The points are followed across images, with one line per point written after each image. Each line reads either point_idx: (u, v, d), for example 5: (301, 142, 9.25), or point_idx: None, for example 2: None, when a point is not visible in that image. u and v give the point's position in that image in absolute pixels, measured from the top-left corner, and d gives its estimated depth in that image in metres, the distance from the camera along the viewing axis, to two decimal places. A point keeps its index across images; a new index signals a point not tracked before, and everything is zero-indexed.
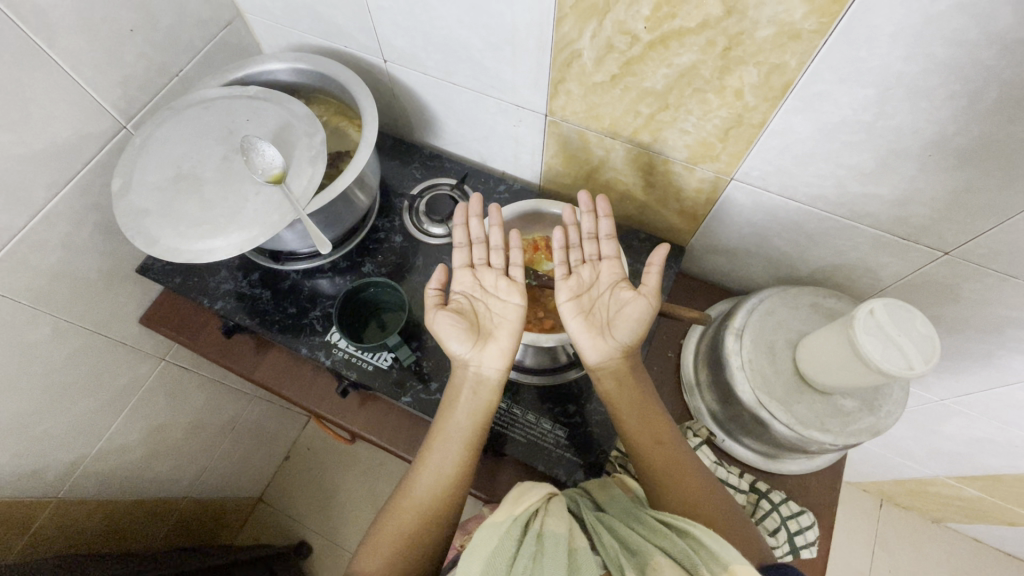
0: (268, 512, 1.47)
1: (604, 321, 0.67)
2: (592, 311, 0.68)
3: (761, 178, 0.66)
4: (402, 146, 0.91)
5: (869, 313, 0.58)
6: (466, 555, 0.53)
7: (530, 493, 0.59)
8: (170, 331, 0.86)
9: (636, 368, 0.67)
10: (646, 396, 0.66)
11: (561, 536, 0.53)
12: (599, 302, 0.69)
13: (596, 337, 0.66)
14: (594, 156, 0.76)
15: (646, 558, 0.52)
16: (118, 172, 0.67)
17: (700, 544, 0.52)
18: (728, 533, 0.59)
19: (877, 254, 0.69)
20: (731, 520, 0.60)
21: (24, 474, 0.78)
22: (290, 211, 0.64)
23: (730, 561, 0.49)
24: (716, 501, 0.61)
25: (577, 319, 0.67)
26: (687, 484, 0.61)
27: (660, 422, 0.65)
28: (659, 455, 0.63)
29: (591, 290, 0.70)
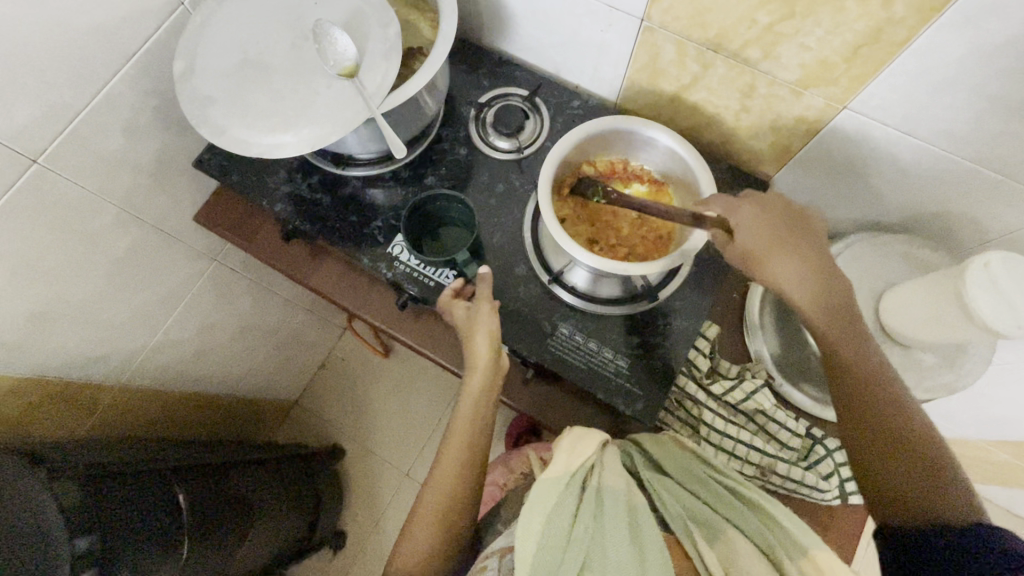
0: (304, 415, 1.54)
1: (799, 243, 0.58)
2: (783, 229, 0.58)
3: (881, 108, 0.59)
4: (470, 49, 0.84)
5: (984, 267, 0.55)
6: (527, 510, 0.54)
7: (583, 443, 0.59)
8: (223, 231, 0.84)
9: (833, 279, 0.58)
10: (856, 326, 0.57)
11: (620, 493, 0.55)
12: (800, 226, 0.59)
13: (776, 260, 0.57)
14: (688, 73, 0.69)
15: (716, 527, 0.54)
16: (181, 52, 0.62)
17: (776, 522, 0.53)
18: (900, 490, 0.51)
19: (991, 203, 0.63)
20: (928, 476, 0.50)
21: (87, 357, 0.80)
22: (363, 110, 0.60)
23: (811, 546, 0.50)
24: (909, 446, 0.52)
25: (740, 242, 0.58)
26: (876, 417, 0.53)
27: (869, 356, 0.55)
28: (856, 378, 0.55)
29: (784, 208, 0.60)
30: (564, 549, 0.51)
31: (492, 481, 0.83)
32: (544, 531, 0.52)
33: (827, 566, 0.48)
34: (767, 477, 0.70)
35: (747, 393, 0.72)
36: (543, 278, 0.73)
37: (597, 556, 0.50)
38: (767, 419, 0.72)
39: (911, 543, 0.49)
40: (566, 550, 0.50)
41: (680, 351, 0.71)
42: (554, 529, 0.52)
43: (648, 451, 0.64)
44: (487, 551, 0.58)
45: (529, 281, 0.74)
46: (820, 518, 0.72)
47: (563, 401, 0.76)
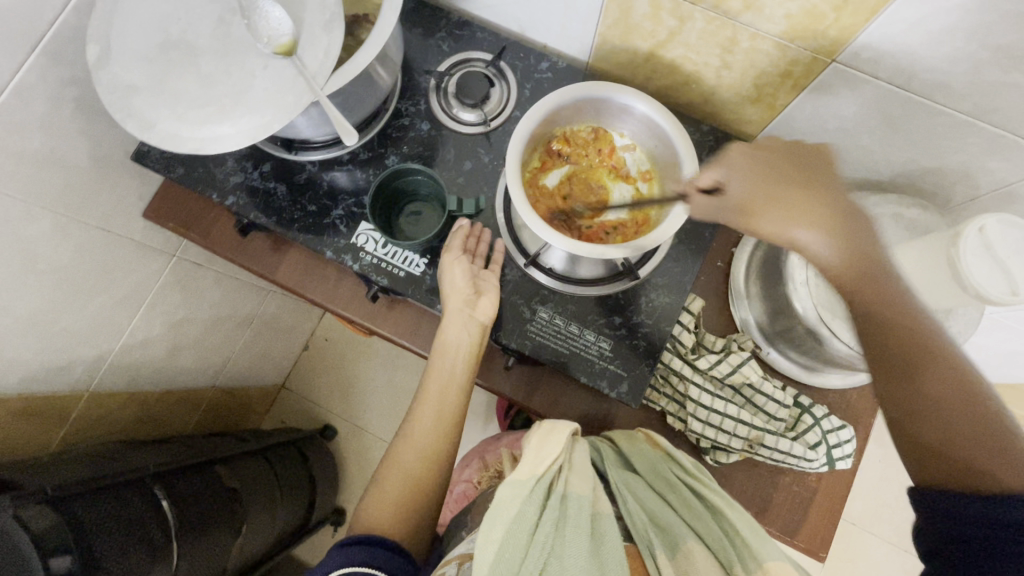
0: (293, 398, 1.52)
1: (810, 194, 0.50)
2: (783, 169, 0.51)
3: (872, 60, 0.54)
4: (425, 9, 0.76)
5: (979, 231, 0.52)
6: (488, 518, 0.51)
7: (554, 440, 0.57)
8: (178, 227, 0.78)
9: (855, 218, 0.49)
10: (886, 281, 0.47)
11: (585, 499, 0.52)
12: (810, 165, 0.52)
13: (776, 206, 0.50)
14: (663, 28, 0.63)
15: (676, 537, 0.51)
16: (92, 35, 0.55)
17: (735, 532, 0.52)
18: (945, 433, 0.43)
19: (986, 156, 0.59)
20: (974, 422, 0.43)
21: (49, 371, 0.75)
22: (306, 93, 0.54)
23: (766, 558, 0.48)
24: (954, 406, 0.43)
25: (732, 194, 0.52)
26: (937, 376, 0.44)
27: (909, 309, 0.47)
28: (934, 362, 0.44)
29: (786, 149, 0.53)
30: (524, 557, 0.48)
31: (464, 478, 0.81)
32: (505, 539, 0.49)
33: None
34: (755, 449, 0.70)
35: (733, 366, 0.71)
36: (519, 261, 0.69)
37: (556, 566, 0.47)
38: (754, 392, 0.72)
39: (946, 503, 0.42)
40: (526, 559, 0.47)
41: (664, 329, 0.68)
42: (515, 539, 0.49)
43: (621, 448, 0.65)
44: (444, 560, 0.55)
45: (504, 265, 0.70)
46: (808, 482, 0.73)
47: (547, 384, 0.74)
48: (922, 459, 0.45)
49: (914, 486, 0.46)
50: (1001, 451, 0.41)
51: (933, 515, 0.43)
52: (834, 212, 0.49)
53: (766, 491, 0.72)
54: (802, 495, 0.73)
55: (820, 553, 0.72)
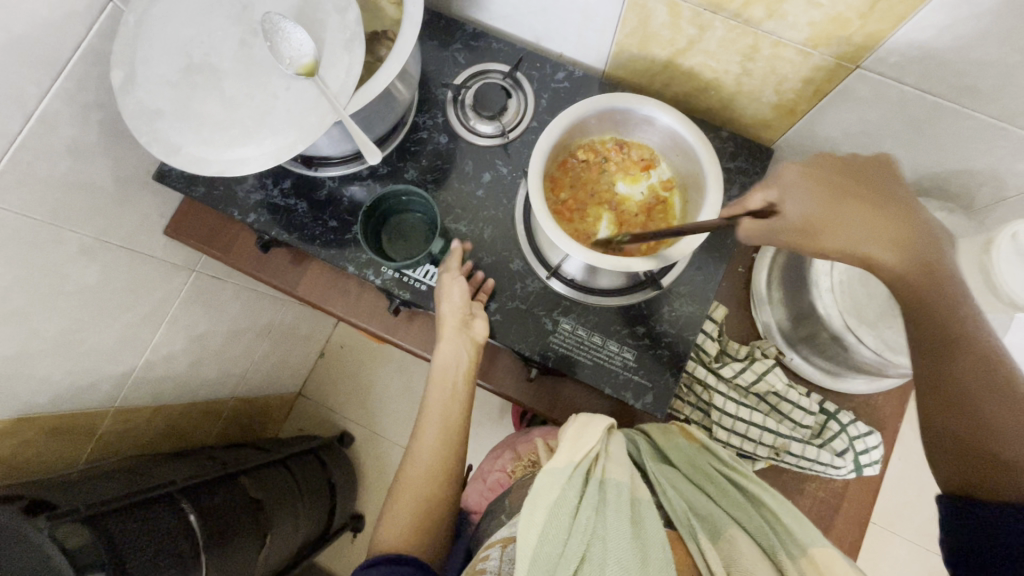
0: (310, 405, 1.53)
1: (867, 210, 0.46)
2: (842, 185, 0.47)
3: (898, 67, 0.54)
4: (440, 22, 0.76)
5: (1011, 238, 0.52)
6: (530, 500, 0.51)
7: (589, 432, 0.57)
8: (200, 245, 0.80)
9: (920, 230, 0.46)
10: (943, 283, 0.45)
11: (624, 485, 0.52)
12: (870, 182, 0.48)
13: (844, 225, 0.46)
14: (682, 36, 0.63)
15: (719, 526, 0.53)
16: (117, 61, 0.55)
17: (777, 519, 0.52)
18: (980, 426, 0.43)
19: (1014, 159, 0.58)
20: (1013, 428, 0.42)
21: (78, 389, 0.76)
22: (329, 113, 0.54)
23: (810, 543, 0.49)
24: (991, 395, 0.43)
25: (794, 214, 0.47)
26: (976, 378, 0.43)
27: (959, 308, 0.45)
28: (969, 349, 0.44)
29: (852, 167, 0.49)
30: (565, 540, 0.48)
31: (497, 467, 0.78)
32: (546, 523, 0.49)
33: (829, 565, 0.47)
34: (780, 457, 0.70)
35: (758, 374, 0.70)
36: (541, 273, 0.69)
37: (599, 549, 0.47)
38: (779, 399, 0.71)
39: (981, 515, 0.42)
40: (567, 544, 0.47)
41: (687, 338, 0.68)
42: (555, 527, 0.48)
43: (655, 441, 0.65)
44: (488, 541, 0.54)
45: (526, 277, 0.70)
46: (835, 488, 0.72)
47: (569, 393, 0.75)
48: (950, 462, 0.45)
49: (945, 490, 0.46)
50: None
51: (960, 524, 0.44)
52: (883, 224, 0.46)
53: (792, 498, 0.72)
54: (829, 501, 0.72)
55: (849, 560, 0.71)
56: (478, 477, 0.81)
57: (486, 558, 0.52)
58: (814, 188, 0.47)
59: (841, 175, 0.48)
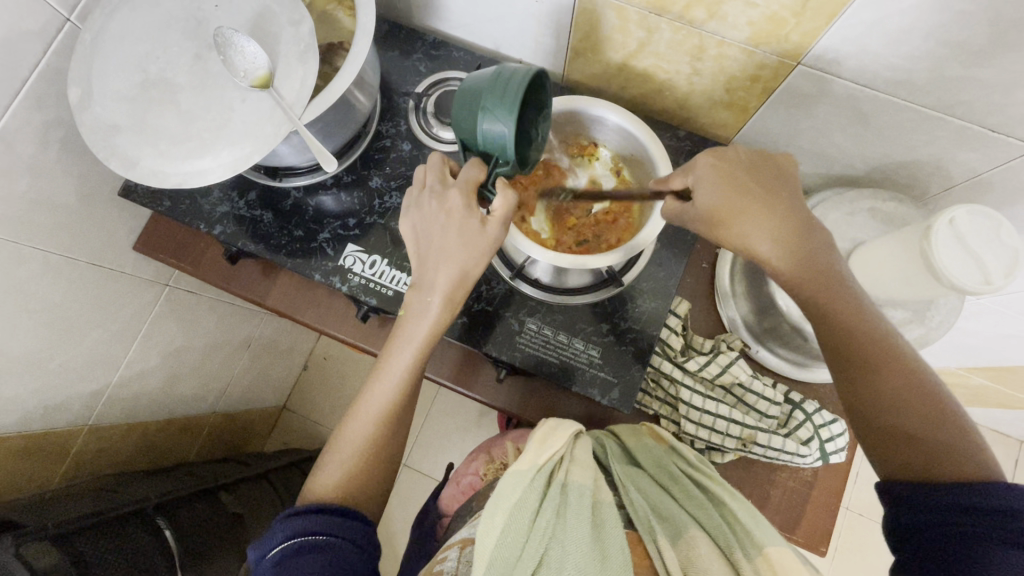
0: (294, 418, 1.53)
1: (765, 201, 0.51)
2: (744, 177, 0.52)
3: (835, 62, 0.55)
4: (401, 33, 0.78)
5: (949, 223, 0.54)
6: (490, 507, 0.53)
7: (554, 436, 0.60)
8: (169, 258, 0.80)
9: (814, 235, 0.51)
10: (838, 280, 0.50)
11: (586, 488, 0.55)
12: (767, 176, 0.53)
13: (746, 215, 0.50)
14: (633, 39, 0.64)
15: (679, 526, 0.53)
16: (73, 79, 0.56)
17: (735, 520, 0.53)
18: (907, 423, 0.46)
19: (955, 148, 0.60)
20: (925, 423, 0.45)
21: (48, 407, 0.76)
22: (284, 123, 0.55)
23: (766, 544, 0.50)
24: (910, 396, 0.46)
25: (703, 202, 0.52)
26: (895, 379, 0.47)
27: (861, 314, 0.49)
28: (880, 355, 0.47)
29: (752, 160, 0.54)
30: (524, 543, 0.49)
31: (471, 471, 0.76)
32: (506, 526, 0.51)
33: (782, 563, 0.47)
34: (748, 447, 0.71)
35: (723, 366, 0.71)
36: (505, 274, 0.69)
37: (557, 551, 0.48)
38: (745, 390, 0.72)
39: (915, 496, 0.44)
40: (525, 548, 0.49)
41: (652, 333, 0.69)
42: (513, 532, 0.50)
43: (624, 442, 0.67)
44: (445, 545, 0.57)
45: (492, 279, 0.71)
46: (805, 477, 0.73)
47: (540, 394, 0.76)
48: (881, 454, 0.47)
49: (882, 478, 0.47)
50: (952, 445, 0.44)
51: (903, 507, 0.45)
52: (782, 219, 0.51)
53: (762, 489, 0.73)
54: (799, 490, 0.73)
55: (820, 547, 0.72)
56: (453, 482, 0.78)
57: (444, 559, 0.55)
58: (711, 176, 0.52)
59: (741, 164, 0.53)
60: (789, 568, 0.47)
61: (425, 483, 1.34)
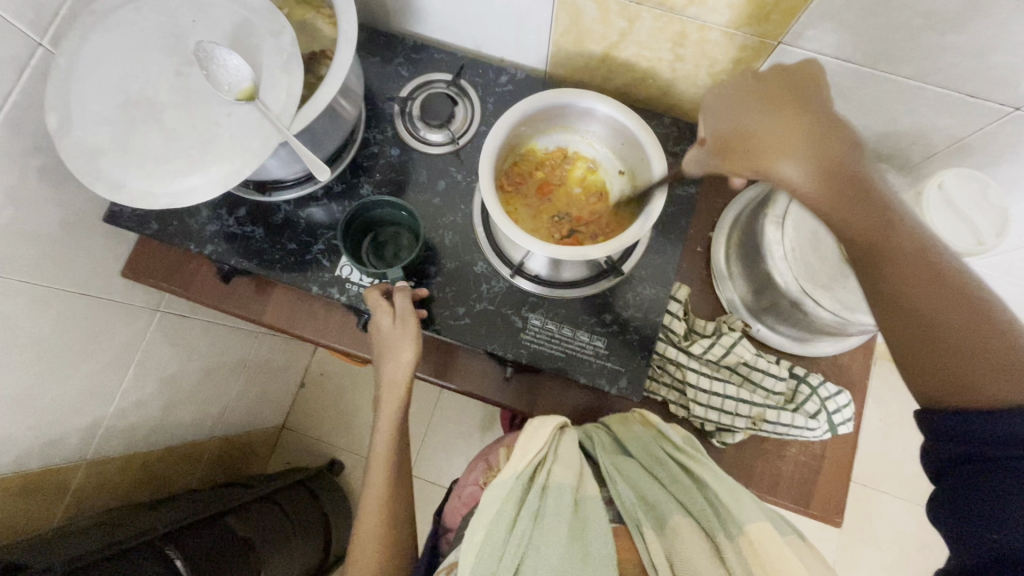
0: (294, 438, 1.50)
1: (805, 122, 0.48)
2: (765, 96, 0.50)
3: (815, 39, 0.56)
4: (380, 38, 0.77)
5: (939, 187, 0.55)
6: (472, 520, 0.53)
7: (538, 437, 0.60)
8: (160, 282, 0.79)
9: (847, 154, 0.47)
10: (878, 198, 0.46)
11: (566, 487, 0.55)
12: (799, 89, 0.50)
13: (766, 134, 0.48)
14: (614, 30, 0.65)
15: (665, 516, 0.54)
16: (50, 103, 0.54)
17: (720, 504, 0.54)
18: (964, 365, 0.41)
19: (936, 116, 0.61)
20: (973, 344, 0.41)
21: (45, 444, 0.74)
22: (272, 134, 0.54)
23: (746, 523, 0.51)
24: (968, 329, 0.41)
25: (709, 129, 0.53)
26: (949, 310, 0.42)
27: (920, 234, 0.44)
28: (925, 278, 0.43)
29: (778, 76, 0.51)
30: (500, 556, 0.50)
31: (472, 480, 0.72)
32: (485, 539, 0.51)
33: (761, 543, 0.49)
34: (758, 426, 0.71)
35: (727, 347, 0.72)
36: (504, 272, 0.69)
37: (533, 557, 0.49)
38: (750, 368, 0.73)
39: (944, 425, 0.41)
40: (504, 556, 0.50)
41: (654, 319, 0.69)
42: (492, 542, 0.51)
43: (614, 432, 0.66)
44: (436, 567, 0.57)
45: (491, 278, 0.70)
46: (814, 449, 0.74)
47: (547, 389, 0.75)
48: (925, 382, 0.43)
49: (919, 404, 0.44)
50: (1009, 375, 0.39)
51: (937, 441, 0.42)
52: (814, 136, 0.47)
53: (774, 465, 0.74)
54: (810, 463, 0.74)
55: (836, 519, 0.73)
56: (455, 494, 0.74)
57: None
58: (739, 103, 0.52)
59: (808, 84, 0.50)
60: (767, 545, 0.49)
61: (434, 491, 1.33)
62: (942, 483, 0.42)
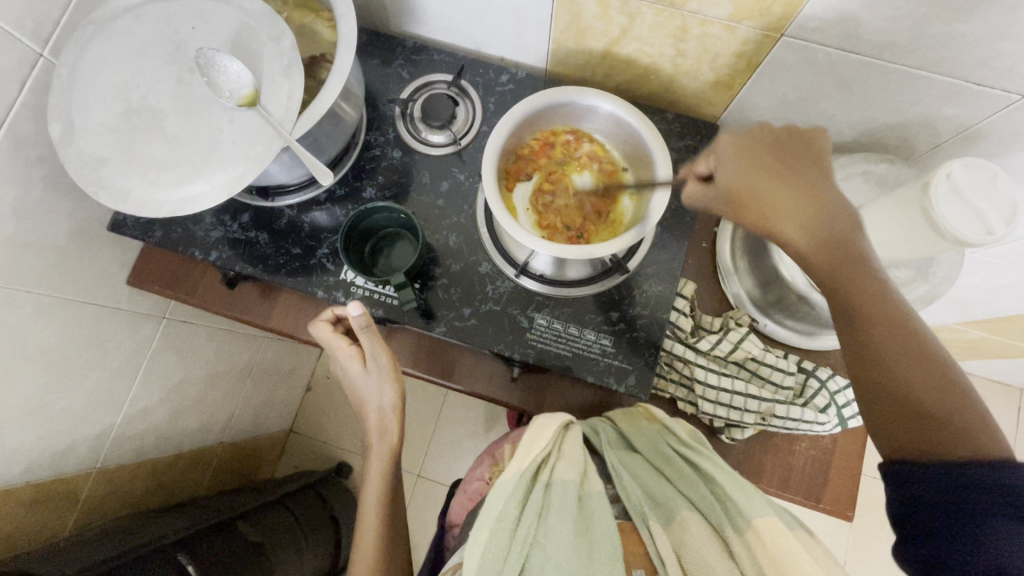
0: (302, 442, 1.51)
1: (784, 184, 0.52)
2: (768, 158, 0.53)
3: (819, 30, 0.56)
4: (379, 40, 0.77)
5: (947, 177, 0.54)
6: (477, 518, 0.53)
7: (541, 434, 0.60)
8: (165, 289, 0.79)
9: (837, 211, 0.50)
10: (858, 250, 0.48)
11: (571, 483, 0.55)
12: (796, 152, 0.53)
13: (776, 194, 0.51)
14: (615, 26, 0.64)
15: (672, 511, 0.54)
16: (52, 113, 0.54)
17: (727, 498, 0.54)
18: (912, 408, 0.45)
19: (942, 105, 0.61)
20: (934, 391, 0.45)
21: (55, 454, 0.74)
22: (274, 139, 0.54)
23: (753, 516, 0.51)
24: (917, 376, 0.45)
25: (723, 180, 0.53)
26: (902, 352, 0.46)
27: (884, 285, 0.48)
28: (885, 320, 0.47)
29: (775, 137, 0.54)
30: (506, 554, 0.49)
31: (477, 476, 0.72)
32: (490, 536, 0.51)
33: (769, 534, 0.48)
34: (767, 421, 0.71)
35: (734, 343, 0.72)
36: (509, 272, 0.69)
37: (540, 555, 0.49)
38: (758, 363, 0.73)
39: (913, 474, 0.44)
40: (509, 554, 0.49)
41: (661, 316, 0.69)
42: (498, 540, 0.50)
43: (619, 426, 0.66)
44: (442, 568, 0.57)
45: (496, 278, 0.70)
46: (824, 444, 0.74)
47: (553, 388, 0.75)
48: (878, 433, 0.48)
49: (882, 457, 0.47)
50: (950, 428, 0.44)
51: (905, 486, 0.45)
52: (816, 199, 0.51)
53: (784, 460, 0.74)
54: (820, 458, 0.74)
55: (848, 513, 0.72)
56: (461, 489, 0.74)
57: None
58: (746, 156, 0.53)
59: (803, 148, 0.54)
60: (778, 540, 0.48)
61: (442, 492, 1.33)
62: (910, 527, 0.44)
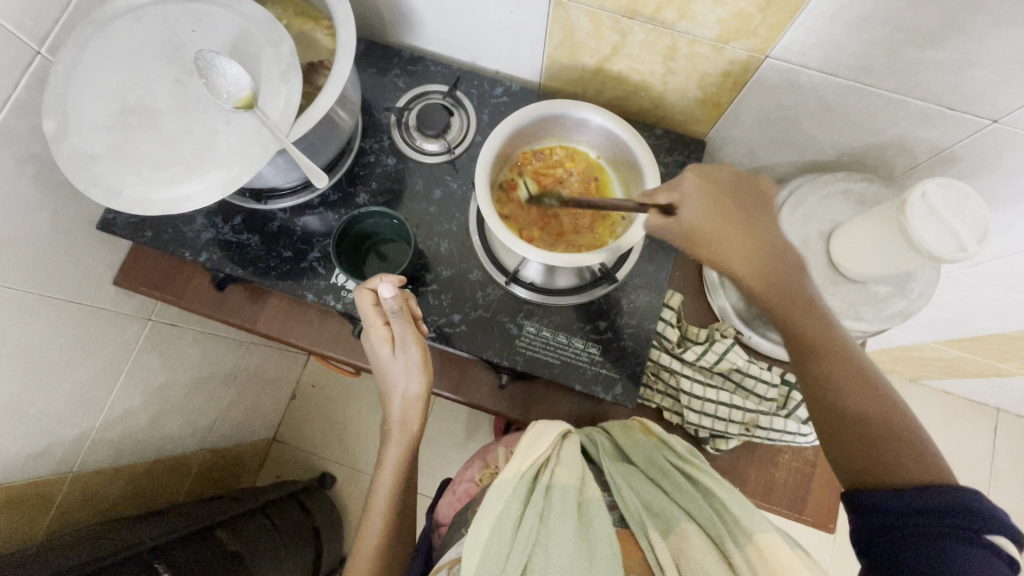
0: (285, 450, 1.48)
1: (745, 232, 0.53)
2: (730, 204, 0.54)
3: (801, 53, 0.58)
4: (377, 50, 0.78)
5: (922, 197, 0.56)
6: (475, 518, 0.53)
7: (542, 438, 0.61)
8: (153, 290, 0.79)
9: (789, 260, 0.53)
10: (808, 293, 0.53)
11: (570, 488, 0.55)
12: (745, 194, 0.55)
13: (728, 239, 0.53)
14: (607, 43, 0.66)
15: (669, 520, 0.54)
16: (47, 110, 0.54)
17: (726, 510, 0.54)
18: (868, 442, 0.49)
19: (918, 128, 0.63)
20: (879, 429, 0.49)
21: (30, 457, 0.72)
22: (271, 142, 0.54)
23: (754, 531, 0.51)
24: (867, 401, 0.50)
25: (686, 219, 0.53)
26: (847, 388, 0.50)
27: (825, 320, 0.53)
28: (833, 352, 0.51)
29: (732, 180, 0.55)
30: (507, 556, 0.49)
31: (467, 477, 0.73)
32: (490, 538, 0.50)
33: (769, 547, 0.49)
34: (752, 431, 0.72)
35: (719, 354, 0.72)
36: (500, 280, 0.70)
37: (541, 557, 0.49)
38: (743, 375, 0.73)
39: (875, 500, 0.47)
40: (510, 554, 0.49)
41: (648, 326, 0.70)
42: (498, 542, 0.50)
43: (616, 439, 0.68)
44: (435, 567, 0.56)
45: (486, 285, 0.71)
46: (807, 455, 0.75)
47: (541, 396, 0.76)
48: (839, 462, 0.51)
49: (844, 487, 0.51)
50: (902, 463, 0.47)
51: (863, 515, 0.48)
52: (761, 244, 0.53)
53: (767, 472, 0.74)
54: (803, 470, 0.75)
55: (829, 525, 0.73)
56: (450, 489, 0.74)
57: None
58: (710, 193, 0.54)
59: (755, 194, 0.55)
60: (776, 551, 0.48)
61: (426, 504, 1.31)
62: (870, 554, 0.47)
